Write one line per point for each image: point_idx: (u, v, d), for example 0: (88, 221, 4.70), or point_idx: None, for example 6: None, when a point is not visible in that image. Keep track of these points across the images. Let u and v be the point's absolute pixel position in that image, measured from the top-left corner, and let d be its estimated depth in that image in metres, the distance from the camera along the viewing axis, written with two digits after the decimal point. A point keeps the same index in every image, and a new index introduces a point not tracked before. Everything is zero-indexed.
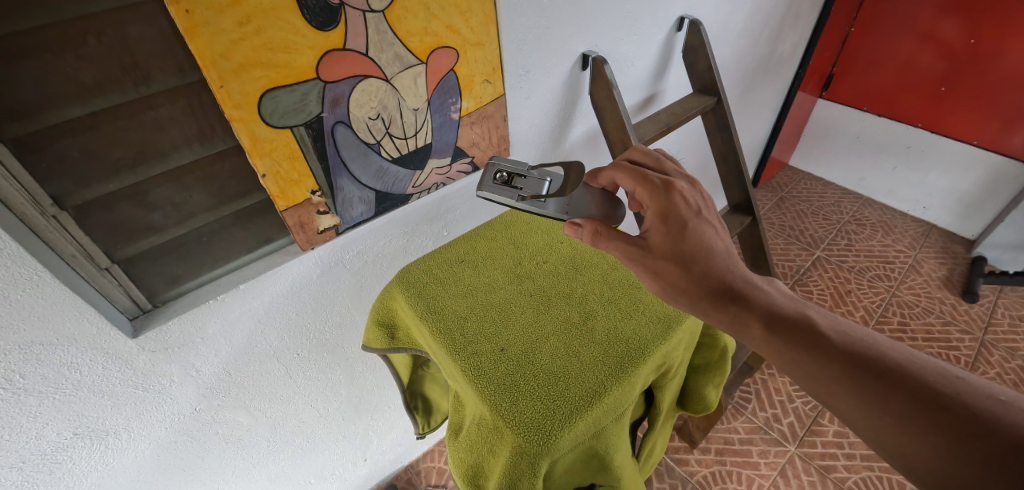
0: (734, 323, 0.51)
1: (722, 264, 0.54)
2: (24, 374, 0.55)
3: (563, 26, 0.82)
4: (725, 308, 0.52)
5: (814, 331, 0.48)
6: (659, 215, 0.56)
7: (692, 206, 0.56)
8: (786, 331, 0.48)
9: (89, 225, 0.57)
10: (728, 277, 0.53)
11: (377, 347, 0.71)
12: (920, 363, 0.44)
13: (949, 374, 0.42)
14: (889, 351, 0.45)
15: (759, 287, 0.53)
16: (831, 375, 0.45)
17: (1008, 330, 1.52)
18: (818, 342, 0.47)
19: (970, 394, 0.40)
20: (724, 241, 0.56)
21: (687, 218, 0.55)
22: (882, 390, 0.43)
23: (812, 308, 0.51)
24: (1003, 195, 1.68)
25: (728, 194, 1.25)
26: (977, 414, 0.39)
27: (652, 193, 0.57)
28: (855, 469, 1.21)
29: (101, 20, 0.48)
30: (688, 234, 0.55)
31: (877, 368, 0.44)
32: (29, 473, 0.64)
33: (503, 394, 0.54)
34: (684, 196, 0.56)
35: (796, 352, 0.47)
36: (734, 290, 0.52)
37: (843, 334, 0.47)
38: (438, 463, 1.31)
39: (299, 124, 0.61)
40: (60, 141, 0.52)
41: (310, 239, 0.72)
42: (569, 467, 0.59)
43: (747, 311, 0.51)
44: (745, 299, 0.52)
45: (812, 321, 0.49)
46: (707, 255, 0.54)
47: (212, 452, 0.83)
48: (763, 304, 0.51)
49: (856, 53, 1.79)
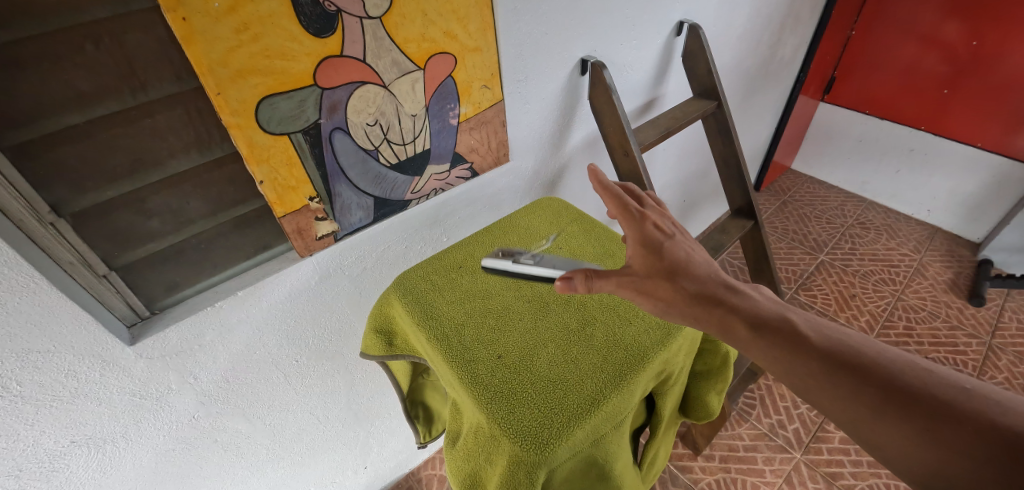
0: (718, 326, 0.50)
1: (707, 277, 0.54)
2: (22, 382, 0.55)
3: (562, 32, 0.83)
4: (711, 313, 0.51)
5: (794, 332, 0.47)
6: (636, 240, 0.56)
7: (665, 232, 0.57)
8: (766, 330, 0.48)
9: (87, 232, 0.57)
10: (712, 287, 0.53)
11: (375, 354, 0.71)
12: (891, 357, 0.44)
13: (920, 367, 0.42)
14: (861, 346, 0.45)
15: (741, 290, 0.52)
16: (811, 371, 0.45)
17: (1015, 334, 1.50)
18: (799, 343, 0.46)
19: (939, 385, 0.41)
20: (702, 256, 0.56)
21: (661, 241, 0.56)
22: (857, 386, 0.43)
23: (792, 309, 0.50)
24: (1009, 197, 1.66)
25: (730, 198, 1.25)
26: (946, 404, 0.39)
27: (629, 222, 0.56)
28: (863, 476, 1.19)
29: (98, 29, 0.48)
30: (667, 253, 0.55)
31: (852, 363, 0.44)
32: (26, 481, 0.64)
33: (501, 403, 0.53)
34: (655, 222, 0.57)
35: (775, 350, 0.47)
36: (717, 296, 0.52)
37: (820, 333, 0.47)
38: (439, 471, 1.29)
39: (297, 131, 0.61)
40: (58, 149, 0.52)
41: (308, 245, 0.72)
42: (569, 477, 0.58)
43: (732, 314, 0.50)
44: (729, 303, 0.51)
45: (791, 323, 0.48)
46: (689, 269, 0.54)
47: (211, 459, 0.83)
48: (746, 306, 0.50)
49: (857, 56, 1.78)
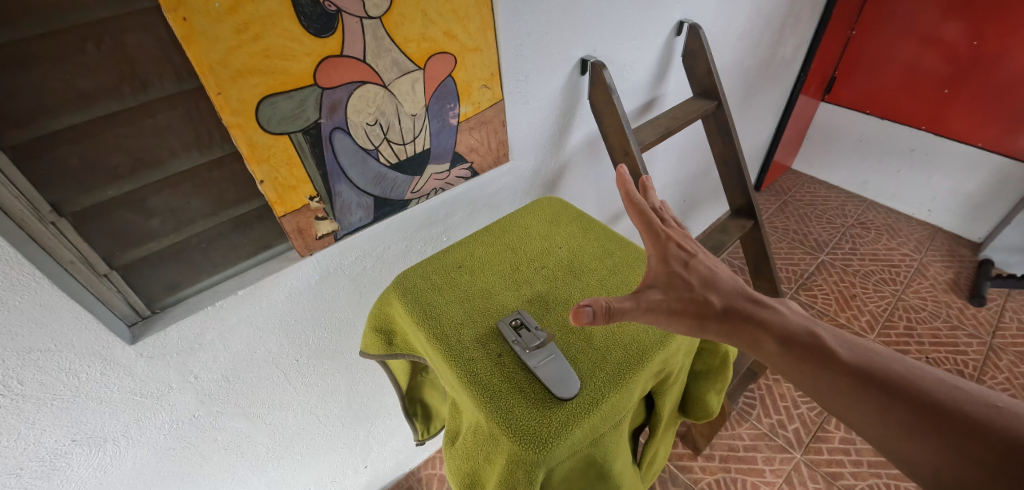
0: (749, 342, 0.53)
1: (733, 294, 0.56)
2: (22, 380, 0.55)
3: (562, 31, 0.83)
4: (741, 329, 0.53)
5: (824, 349, 0.50)
6: (660, 259, 0.58)
7: (688, 251, 0.59)
8: (796, 346, 0.51)
9: (88, 231, 0.57)
10: (739, 302, 0.55)
11: (375, 353, 0.71)
12: (921, 375, 0.46)
13: (948, 384, 0.45)
14: (891, 363, 0.48)
15: (771, 305, 0.55)
16: (839, 387, 0.48)
17: (1016, 334, 1.50)
18: (828, 359, 0.50)
19: (968, 402, 0.43)
20: (726, 272, 0.59)
21: (686, 259, 0.58)
22: (886, 402, 0.46)
23: (821, 324, 0.53)
24: (1010, 197, 1.66)
25: (730, 198, 1.25)
26: (975, 420, 0.42)
27: (651, 241, 0.59)
28: (863, 476, 1.19)
29: (98, 29, 0.49)
30: (691, 270, 0.57)
31: (882, 380, 0.47)
32: (27, 480, 0.65)
33: (501, 403, 0.53)
34: (678, 241, 0.59)
35: (806, 366, 0.50)
36: (746, 311, 0.54)
37: (851, 349, 0.50)
38: (438, 470, 1.30)
39: (297, 131, 0.62)
40: (59, 149, 0.52)
41: (308, 245, 0.72)
42: (568, 476, 0.58)
43: (763, 329, 0.53)
44: (759, 318, 0.54)
45: (821, 340, 0.51)
46: (716, 283, 0.56)
47: (211, 458, 0.83)
48: (776, 322, 0.53)
49: (857, 56, 1.78)
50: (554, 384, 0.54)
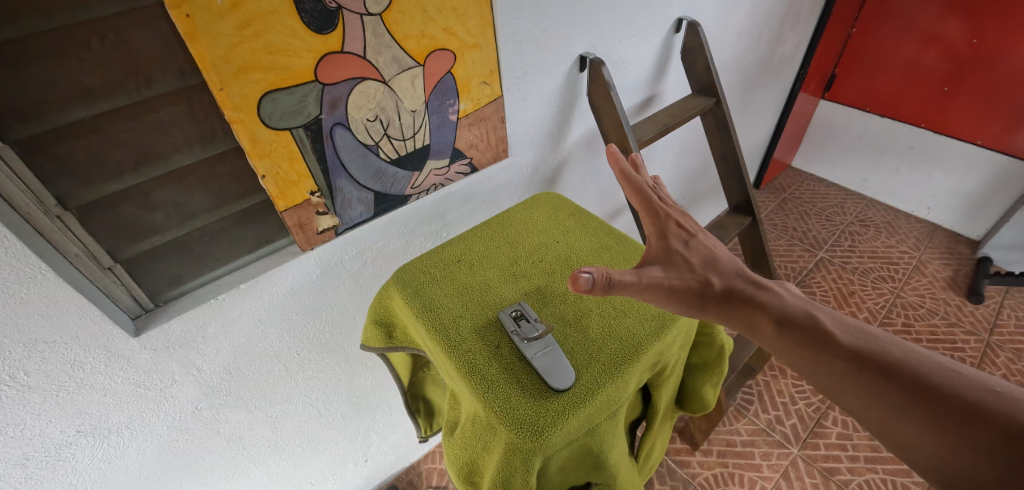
0: (748, 323, 0.55)
1: (733, 276, 0.58)
2: (29, 371, 0.56)
3: (561, 29, 0.83)
4: (739, 311, 0.55)
5: (822, 331, 0.52)
6: (660, 237, 0.60)
7: (687, 229, 0.60)
8: (794, 328, 0.53)
9: (93, 224, 0.58)
10: (738, 284, 0.57)
11: (375, 346, 0.72)
12: (919, 359, 0.48)
13: (946, 369, 0.46)
14: (889, 347, 0.49)
15: (771, 289, 0.57)
16: (836, 370, 0.50)
17: (1013, 331, 1.51)
18: (826, 342, 0.51)
19: (966, 386, 0.44)
20: (723, 251, 0.60)
21: (685, 238, 0.60)
22: (883, 385, 0.47)
23: (819, 308, 0.55)
24: (1009, 194, 1.66)
25: (729, 195, 1.25)
26: (971, 404, 0.43)
27: (651, 217, 0.61)
28: (860, 471, 1.20)
29: (103, 25, 0.49)
30: (692, 249, 0.59)
31: (879, 364, 0.48)
32: (33, 470, 0.66)
33: (498, 392, 0.54)
34: (677, 220, 0.61)
35: (803, 347, 0.52)
36: (744, 293, 0.56)
37: (849, 332, 0.51)
38: (439, 465, 1.31)
39: (298, 126, 0.62)
40: (65, 143, 0.53)
41: (309, 239, 0.73)
42: (564, 465, 0.59)
43: (761, 311, 0.55)
44: (758, 301, 0.55)
45: (818, 322, 0.53)
46: (717, 263, 0.58)
47: (213, 450, 0.84)
48: (775, 304, 0.55)
49: (857, 54, 1.78)
50: (548, 375, 0.55)
